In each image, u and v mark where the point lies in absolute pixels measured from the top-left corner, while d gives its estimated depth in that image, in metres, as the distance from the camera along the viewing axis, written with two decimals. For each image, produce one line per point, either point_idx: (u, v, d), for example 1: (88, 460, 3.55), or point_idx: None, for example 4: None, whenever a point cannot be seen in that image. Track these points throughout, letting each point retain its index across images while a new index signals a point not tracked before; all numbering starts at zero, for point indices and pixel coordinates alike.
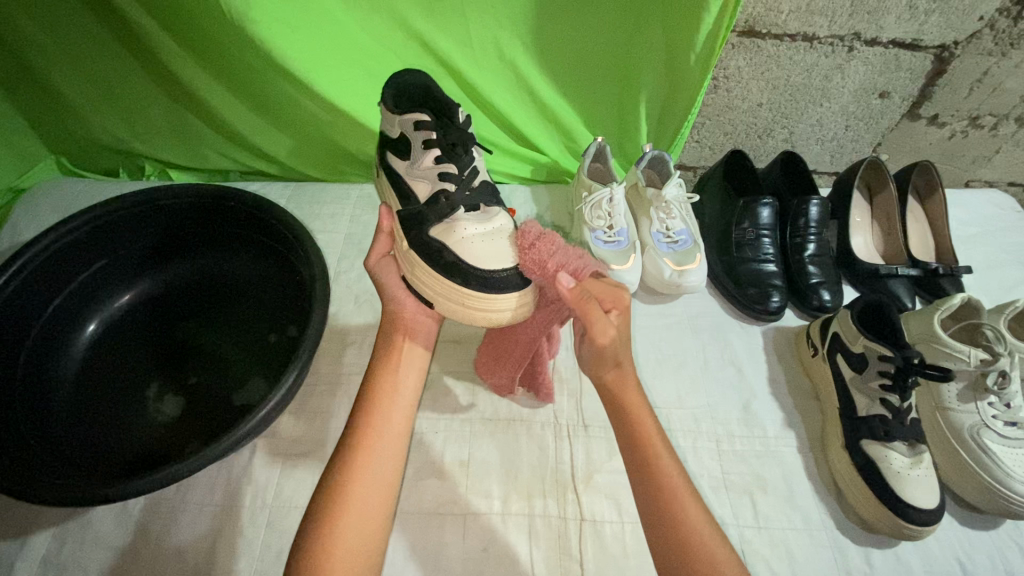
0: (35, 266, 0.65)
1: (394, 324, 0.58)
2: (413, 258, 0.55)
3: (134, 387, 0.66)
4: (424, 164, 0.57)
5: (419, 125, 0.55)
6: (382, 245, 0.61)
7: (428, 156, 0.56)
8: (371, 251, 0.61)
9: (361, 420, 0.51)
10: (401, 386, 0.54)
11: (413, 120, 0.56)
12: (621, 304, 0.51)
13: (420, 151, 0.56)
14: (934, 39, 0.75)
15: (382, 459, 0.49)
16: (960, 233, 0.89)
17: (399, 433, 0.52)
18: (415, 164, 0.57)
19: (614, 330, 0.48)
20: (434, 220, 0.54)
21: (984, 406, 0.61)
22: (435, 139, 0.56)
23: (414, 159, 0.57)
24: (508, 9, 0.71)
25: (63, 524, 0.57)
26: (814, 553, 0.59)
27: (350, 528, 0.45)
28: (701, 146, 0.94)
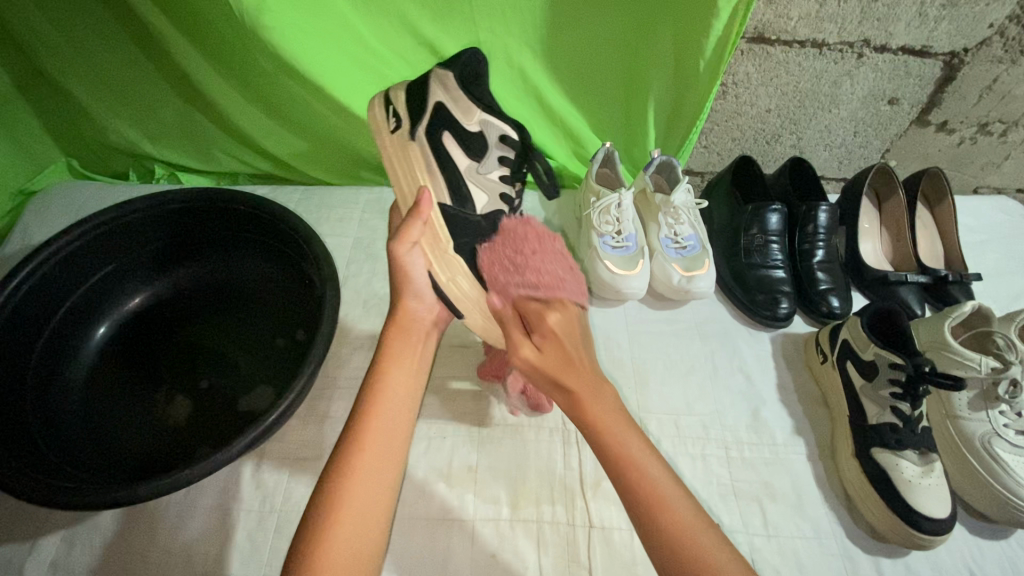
0: (47, 269, 0.66)
1: (404, 323, 0.57)
2: (460, 268, 0.57)
3: (144, 390, 0.66)
4: (493, 176, 0.60)
5: (506, 140, 0.58)
6: (416, 232, 0.55)
7: (498, 170, 0.60)
8: (402, 233, 0.55)
9: (363, 421, 0.50)
10: (405, 382, 0.54)
11: (499, 132, 0.58)
12: (543, 328, 0.51)
13: (494, 163, 0.59)
14: (943, 46, 0.75)
15: (382, 463, 0.48)
16: (969, 240, 0.89)
17: (399, 429, 0.51)
18: (483, 171, 0.59)
19: (530, 351, 0.50)
20: (489, 238, 0.59)
21: (996, 414, 0.60)
22: (510, 159, 0.60)
23: (486, 163, 0.59)
24: (518, 15, 0.71)
25: (74, 527, 0.57)
26: (823, 561, 0.59)
27: (351, 526, 0.44)
28: (709, 151, 0.94)
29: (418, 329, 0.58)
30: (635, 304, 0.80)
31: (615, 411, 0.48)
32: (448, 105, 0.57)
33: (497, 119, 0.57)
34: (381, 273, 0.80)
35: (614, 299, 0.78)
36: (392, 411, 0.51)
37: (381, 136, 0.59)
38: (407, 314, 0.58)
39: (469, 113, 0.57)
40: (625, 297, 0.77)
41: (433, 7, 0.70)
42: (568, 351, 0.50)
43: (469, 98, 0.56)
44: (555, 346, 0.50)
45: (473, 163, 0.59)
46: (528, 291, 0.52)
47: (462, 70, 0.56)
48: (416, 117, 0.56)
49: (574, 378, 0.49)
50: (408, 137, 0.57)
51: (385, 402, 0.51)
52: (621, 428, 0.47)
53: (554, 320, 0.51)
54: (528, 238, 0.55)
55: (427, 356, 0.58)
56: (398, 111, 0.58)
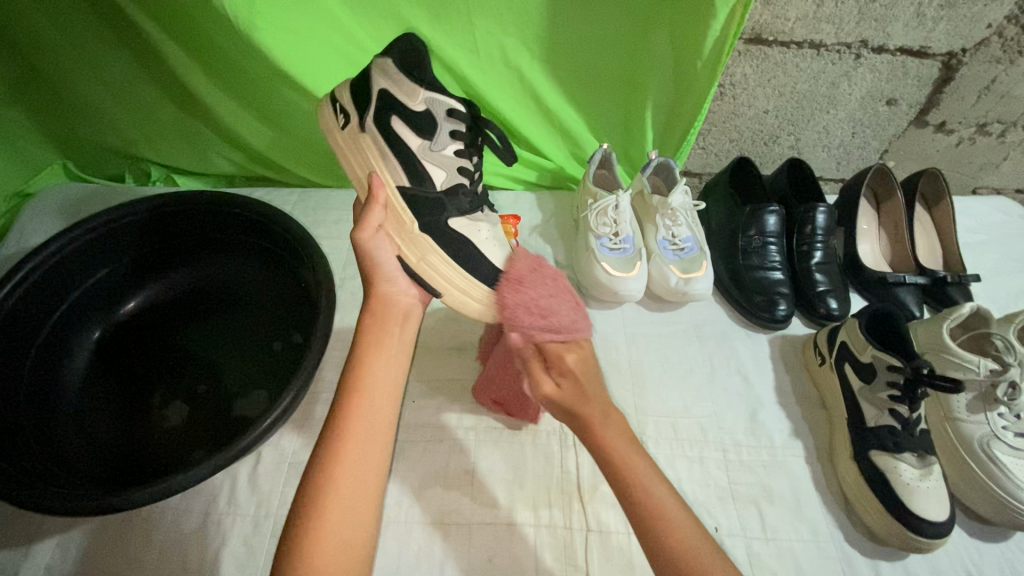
0: (41, 272, 0.65)
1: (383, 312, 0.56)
2: (430, 247, 0.57)
3: (140, 394, 0.66)
4: (449, 154, 0.58)
5: (455, 114, 0.56)
6: (377, 217, 0.55)
7: (451, 146, 0.58)
8: (364, 221, 0.54)
9: (344, 414, 0.49)
10: (386, 370, 0.53)
11: (447, 107, 0.56)
12: (561, 369, 0.50)
13: (446, 140, 0.57)
14: (942, 47, 0.75)
15: (366, 455, 0.48)
16: (968, 241, 0.89)
17: (382, 414, 0.50)
18: (437, 149, 0.57)
19: (552, 390, 0.49)
20: (456, 215, 0.59)
21: (994, 416, 0.60)
22: (462, 133, 0.58)
23: (439, 142, 0.57)
24: (514, 17, 0.71)
25: (68, 532, 0.57)
26: (821, 565, 0.59)
27: (339, 515, 0.44)
28: (707, 152, 0.94)
29: (396, 312, 0.57)
30: (632, 306, 0.80)
31: (628, 437, 0.47)
32: (390, 88, 0.55)
33: (441, 95, 0.55)
34: None
35: (611, 301, 0.78)
36: (373, 401, 0.50)
37: (333, 136, 0.60)
38: (382, 298, 0.57)
39: (412, 92, 0.55)
40: (622, 299, 0.76)
41: (428, 8, 0.70)
42: (586, 388, 0.48)
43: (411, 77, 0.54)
44: (575, 386, 0.48)
45: (426, 143, 0.56)
46: (551, 335, 0.50)
47: (403, 57, 0.54)
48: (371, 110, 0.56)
49: (590, 411, 0.47)
50: (358, 129, 0.58)
51: (367, 388, 0.51)
52: (632, 451, 0.46)
53: (574, 361, 0.50)
54: (550, 281, 0.55)
55: (408, 340, 0.57)
56: (344, 106, 0.59)
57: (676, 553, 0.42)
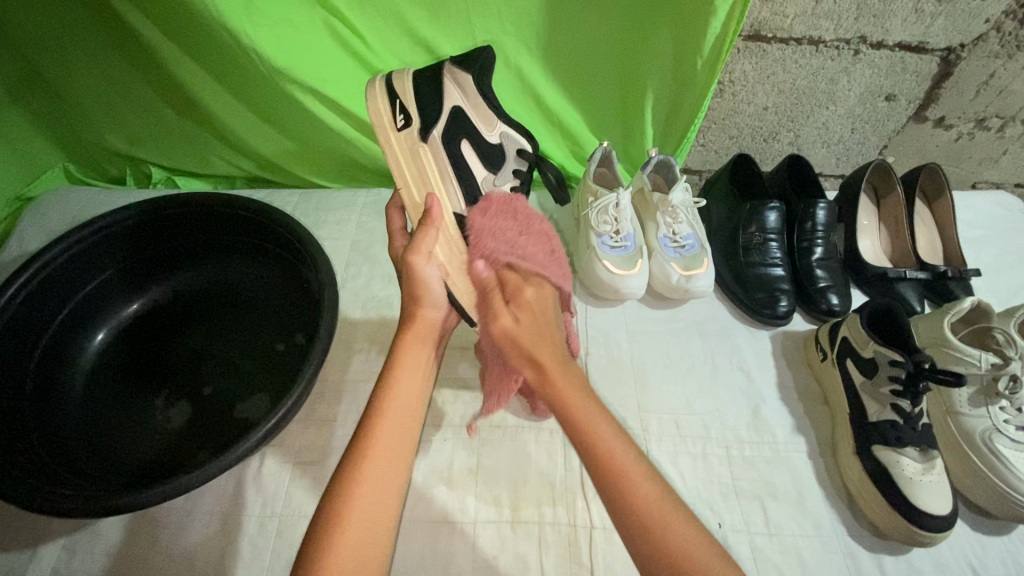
0: (44, 275, 0.65)
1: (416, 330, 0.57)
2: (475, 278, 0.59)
3: (143, 395, 0.66)
4: (504, 184, 0.64)
5: (524, 152, 0.63)
6: (432, 240, 0.56)
7: (509, 182, 0.64)
8: (419, 242, 0.55)
9: (370, 429, 0.49)
10: (412, 389, 0.53)
11: (516, 146, 0.63)
12: (520, 299, 0.53)
13: (508, 174, 0.64)
14: (940, 42, 0.75)
15: (388, 471, 0.48)
16: (967, 236, 0.89)
17: (407, 438, 0.51)
18: (498, 182, 0.63)
19: (506, 319, 0.51)
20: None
21: (996, 410, 0.60)
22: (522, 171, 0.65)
23: (501, 175, 0.63)
24: (514, 16, 0.71)
25: (74, 533, 0.57)
26: (825, 559, 0.59)
27: (358, 534, 0.44)
28: (706, 149, 0.94)
29: (431, 334, 0.58)
30: (634, 303, 0.80)
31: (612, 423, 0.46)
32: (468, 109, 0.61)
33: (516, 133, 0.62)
34: (379, 275, 0.80)
35: (613, 299, 0.78)
36: (398, 417, 0.51)
37: (386, 133, 0.59)
38: (423, 324, 0.57)
39: (492, 124, 0.61)
40: (624, 296, 0.76)
41: (428, 7, 0.70)
42: (541, 323, 0.51)
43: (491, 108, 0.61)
44: (529, 319, 0.51)
45: (490, 175, 0.62)
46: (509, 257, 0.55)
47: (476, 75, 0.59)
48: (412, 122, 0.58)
49: (549, 361, 0.48)
50: (419, 139, 0.59)
51: (393, 409, 0.51)
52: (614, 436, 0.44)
53: (531, 294, 0.53)
54: (523, 218, 0.59)
55: (435, 363, 0.58)
56: (406, 109, 0.59)
57: (631, 509, 0.41)
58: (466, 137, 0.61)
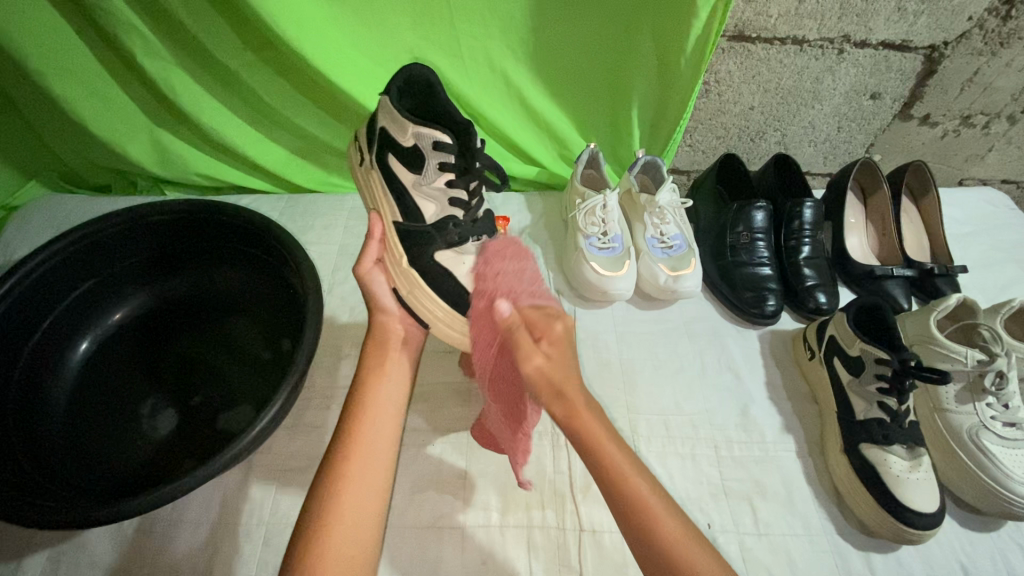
0: (27, 285, 0.65)
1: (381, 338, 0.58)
2: (417, 281, 0.56)
3: (129, 404, 0.65)
4: (437, 181, 0.56)
5: (438, 147, 0.53)
6: (373, 252, 0.60)
7: (442, 176, 0.56)
8: (360, 256, 0.59)
9: (350, 433, 0.50)
10: (390, 395, 0.55)
11: (432, 139, 0.53)
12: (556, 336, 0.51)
13: (434, 171, 0.55)
14: (924, 40, 0.76)
15: (371, 474, 0.49)
16: (954, 232, 0.89)
17: (387, 441, 0.51)
18: (425, 182, 0.56)
19: (541, 360, 0.49)
20: (443, 246, 0.56)
21: (982, 406, 0.60)
22: (451, 164, 0.55)
23: (426, 174, 0.55)
24: (497, 19, 0.70)
25: (59, 545, 0.56)
26: (815, 558, 0.59)
27: (342, 537, 0.44)
28: (694, 150, 0.94)
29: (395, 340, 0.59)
30: (623, 304, 0.80)
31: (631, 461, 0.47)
32: (387, 122, 0.55)
33: (426, 127, 0.53)
34: None
35: (602, 301, 0.78)
36: (378, 421, 0.52)
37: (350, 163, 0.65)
38: (379, 329, 0.59)
39: (402, 126, 0.54)
40: (612, 298, 0.76)
41: (411, 12, 0.70)
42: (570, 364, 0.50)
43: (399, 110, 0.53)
44: (561, 354, 0.50)
45: (415, 177, 0.56)
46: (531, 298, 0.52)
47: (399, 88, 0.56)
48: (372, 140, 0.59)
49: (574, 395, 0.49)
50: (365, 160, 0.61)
51: (370, 413, 0.52)
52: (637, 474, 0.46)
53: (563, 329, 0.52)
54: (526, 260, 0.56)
55: (409, 369, 0.59)
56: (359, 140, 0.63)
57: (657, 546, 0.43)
58: (391, 152, 0.57)
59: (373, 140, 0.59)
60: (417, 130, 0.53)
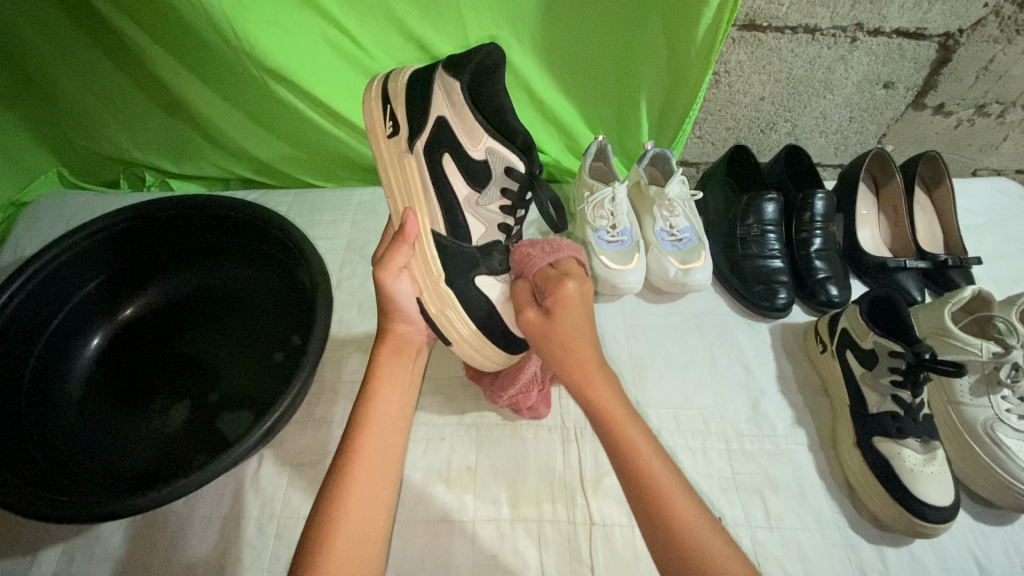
0: (37, 281, 0.65)
1: (396, 343, 0.58)
2: (453, 303, 0.56)
3: (139, 400, 0.66)
4: (490, 203, 0.58)
5: (513, 173, 0.55)
6: (404, 256, 0.55)
7: (497, 200, 0.58)
8: (389, 260, 0.54)
9: (357, 439, 0.50)
10: (395, 398, 0.54)
11: (505, 163, 0.55)
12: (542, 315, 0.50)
13: (494, 194, 0.57)
14: (938, 28, 0.74)
15: (378, 476, 0.49)
16: (968, 224, 0.88)
17: (393, 449, 0.51)
18: (481, 201, 0.57)
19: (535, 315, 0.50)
20: (485, 272, 0.57)
21: (998, 399, 0.60)
22: (512, 191, 0.57)
23: (486, 194, 0.57)
24: (504, 8, 0.69)
25: (73, 539, 0.57)
26: (826, 553, 0.59)
27: (351, 545, 0.45)
28: (703, 141, 0.93)
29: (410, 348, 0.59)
30: (631, 298, 0.79)
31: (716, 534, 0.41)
32: (453, 122, 0.53)
33: (502, 147, 0.54)
34: None
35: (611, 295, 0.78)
36: (385, 424, 0.52)
37: (377, 141, 0.57)
38: (397, 338, 0.58)
39: (475, 137, 0.53)
40: (621, 292, 0.76)
41: (419, 4, 0.69)
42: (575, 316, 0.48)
43: (477, 120, 0.53)
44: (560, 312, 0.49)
45: (473, 194, 0.57)
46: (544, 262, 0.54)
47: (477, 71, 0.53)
48: (418, 133, 0.54)
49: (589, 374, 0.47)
50: (404, 149, 0.55)
51: (377, 420, 0.52)
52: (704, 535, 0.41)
53: (573, 288, 0.50)
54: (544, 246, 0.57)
55: (418, 372, 0.59)
56: (394, 115, 0.55)
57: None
58: (449, 151, 0.54)
59: (415, 133, 0.54)
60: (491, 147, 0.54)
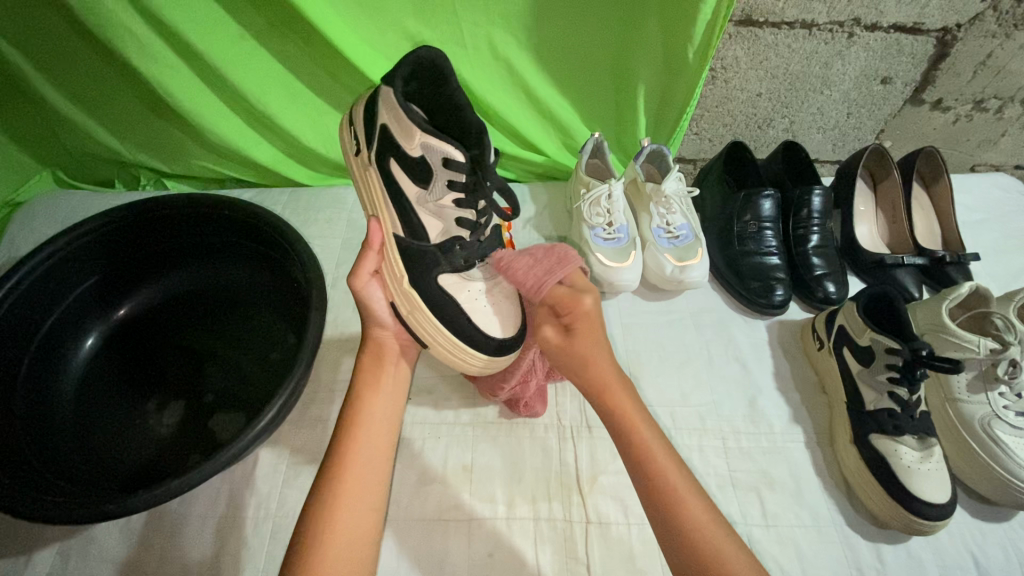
0: (31, 280, 0.65)
1: (377, 348, 0.58)
2: (419, 303, 0.55)
3: (135, 399, 0.66)
4: (443, 199, 0.55)
5: (450, 164, 0.52)
6: (371, 263, 0.57)
7: (449, 194, 0.55)
8: (356, 267, 0.57)
9: (344, 444, 0.50)
10: (383, 403, 0.55)
11: (443, 156, 0.52)
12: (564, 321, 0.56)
13: (442, 188, 0.54)
14: (936, 22, 0.74)
15: (367, 480, 0.49)
16: (966, 219, 0.88)
17: (382, 450, 0.52)
18: (432, 198, 0.55)
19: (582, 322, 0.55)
20: (448, 271, 0.57)
21: (995, 396, 0.59)
22: (461, 182, 0.54)
23: (434, 190, 0.54)
24: (499, 4, 0.69)
25: (68, 539, 0.57)
26: (823, 550, 0.58)
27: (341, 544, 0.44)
28: (700, 138, 0.93)
29: (393, 352, 0.59)
30: (628, 296, 0.79)
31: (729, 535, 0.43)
32: (391, 123, 0.52)
33: (437, 141, 0.51)
34: None
35: (607, 292, 0.77)
36: (373, 429, 0.52)
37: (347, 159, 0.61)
38: (378, 343, 0.59)
39: (409, 135, 0.51)
40: (618, 289, 0.75)
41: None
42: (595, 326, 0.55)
43: (409, 116, 0.50)
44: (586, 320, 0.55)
45: (421, 190, 0.55)
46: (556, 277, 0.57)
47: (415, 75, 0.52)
48: (371, 143, 0.56)
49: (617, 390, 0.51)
50: (365, 161, 0.58)
51: (365, 422, 0.52)
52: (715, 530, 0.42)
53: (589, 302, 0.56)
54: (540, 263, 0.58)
55: (405, 377, 0.59)
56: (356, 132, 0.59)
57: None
58: (394, 157, 0.54)
59: (372, 141, 0.56)
60: (426, 142, 0.51)
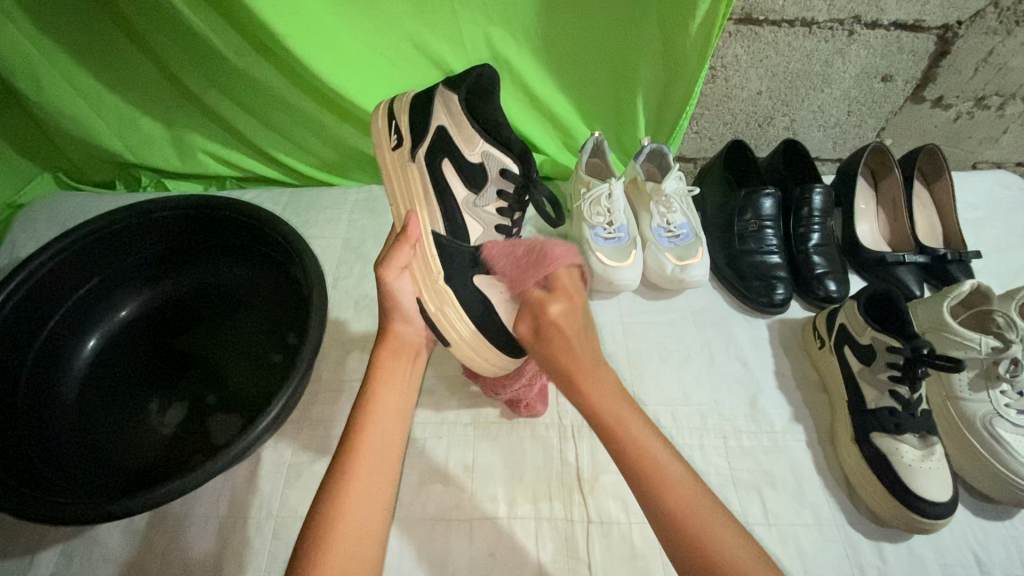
0: (33, 283, 0.65)
1: (393, 347, 0.58)
2: (451, 301, 0.55)
3: (136, 399, 0.66)
4: (489, 207, 0.59)
5: (506, 171, 0.56)
6: (404, 256, 0.55)
7: (495, 202, 0.59)
8: (390, 258, 0.55)
9: (351, 444, 0.50)
10: (392, 401, 0.54)
11: (500, 166, 0.56)
12: (544, 320, 0.53)
13: (491, 196, 0.59)
14: (937, 20, 0.74)
15: (373, 480, 0.48)
16: (967, 217, 0.87)
17: (390, 445, 0.51)
18: (479, 203, 0.59)
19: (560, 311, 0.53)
20: (482, 271, 0.56)
21: (997, 394, 0.59)
22: (509, 194, 0.59)
23: (483, 196, 0.58)
24: (499, 4, 0.69)
25: (71, 540, 0.57)
26: (824, 548, 0.58)
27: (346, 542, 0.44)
28: (700, 137, 0.92)
29: (407, 351, 0.59)
30: (628, 295, 0.79)
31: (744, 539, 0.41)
32: (451, 127, 0.56)
33: (497, 152, 0.56)
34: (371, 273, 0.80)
35: (608, 292, 0.77)
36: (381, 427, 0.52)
37: (383, 154, 0.61)
38: (395, 339, 0.58)
39: (471, 140, 0.56)
40: (618, 289, 0.75)
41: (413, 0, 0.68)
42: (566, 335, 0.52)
43: (473, 126, 0.55)
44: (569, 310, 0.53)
45: (471, 195, 0.58)
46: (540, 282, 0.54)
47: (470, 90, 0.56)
48: (420, 141, 0.57)
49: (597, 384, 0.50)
50: (408, 156, 0.58)
51: (376, 419, 0.52)
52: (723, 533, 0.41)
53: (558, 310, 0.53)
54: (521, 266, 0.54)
55: (417, 377, 0.59)
56: (400, 129, 0.59)
57: None
58: (449, 157, 0.57)
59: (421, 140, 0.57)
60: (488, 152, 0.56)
